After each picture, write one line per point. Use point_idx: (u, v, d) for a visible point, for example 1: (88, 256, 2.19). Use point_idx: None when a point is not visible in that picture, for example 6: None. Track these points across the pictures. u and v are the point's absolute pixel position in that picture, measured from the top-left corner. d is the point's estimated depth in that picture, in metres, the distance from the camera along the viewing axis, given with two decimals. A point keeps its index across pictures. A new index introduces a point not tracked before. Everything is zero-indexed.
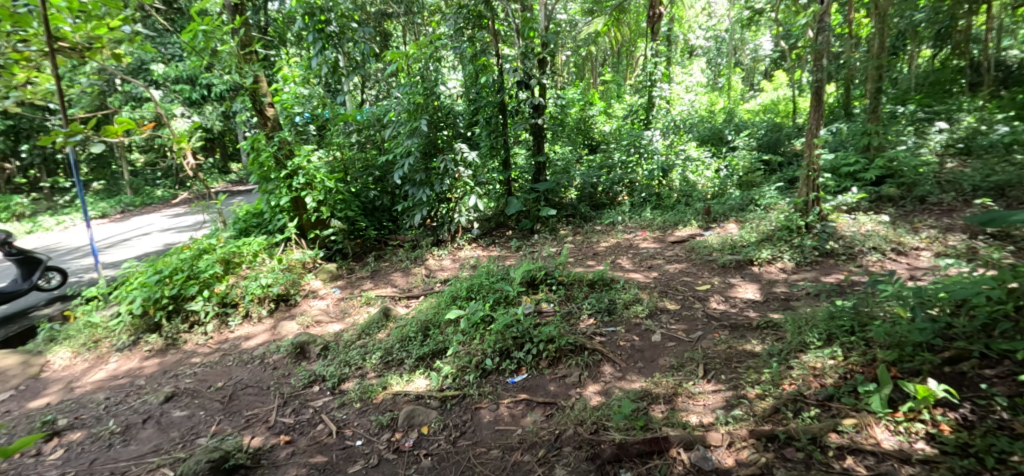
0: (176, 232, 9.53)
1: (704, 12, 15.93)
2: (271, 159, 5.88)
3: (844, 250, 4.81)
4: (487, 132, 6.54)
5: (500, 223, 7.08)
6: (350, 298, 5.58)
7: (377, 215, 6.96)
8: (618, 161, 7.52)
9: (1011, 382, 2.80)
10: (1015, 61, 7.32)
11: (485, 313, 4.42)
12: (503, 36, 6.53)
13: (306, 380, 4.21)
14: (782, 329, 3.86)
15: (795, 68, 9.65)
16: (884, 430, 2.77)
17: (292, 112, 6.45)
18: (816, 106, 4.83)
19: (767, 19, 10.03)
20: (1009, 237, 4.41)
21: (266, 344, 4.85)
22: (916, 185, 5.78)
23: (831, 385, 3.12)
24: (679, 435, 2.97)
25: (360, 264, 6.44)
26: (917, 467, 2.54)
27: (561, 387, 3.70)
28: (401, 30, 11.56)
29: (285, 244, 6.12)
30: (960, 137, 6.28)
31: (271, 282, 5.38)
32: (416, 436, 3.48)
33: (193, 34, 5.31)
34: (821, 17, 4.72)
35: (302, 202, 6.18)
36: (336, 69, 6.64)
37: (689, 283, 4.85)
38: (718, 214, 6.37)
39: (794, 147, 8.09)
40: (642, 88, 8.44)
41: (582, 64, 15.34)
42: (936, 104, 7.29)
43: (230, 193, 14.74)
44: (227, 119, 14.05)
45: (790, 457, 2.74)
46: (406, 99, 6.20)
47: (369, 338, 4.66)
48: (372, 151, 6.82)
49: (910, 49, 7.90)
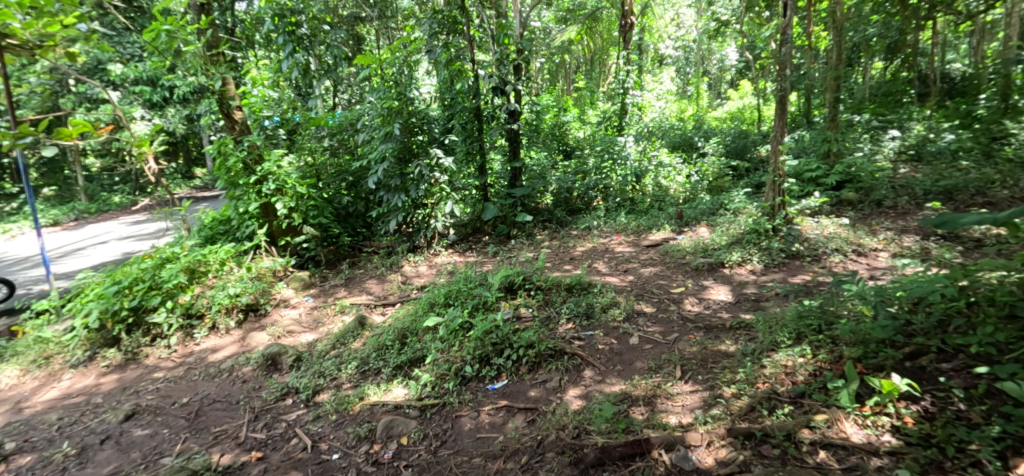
0: (136, 241, 9.06)
1: (672, 22, 16.56)
2: (239, 164, 5.67)
3: (809, 251, 4.97)
4: (463, 138, 6.46)
5: (476, 228, 6.98)
6: (323, 307, 5.38)
7: (350, 222, 6.75)
8: (593, 166, 7.56)
9: (965, 374, 3.01)
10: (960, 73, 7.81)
11: (464, 320, 4.38)
12: (478, 42, 6.50)
13: (278, 393, 4.10)
14: (753, 329, 4.02)
15: (760, 77, 10.04)
16: (853, 424, 2.93)
17: (260, 116, 6.18)
18: (781, 114, 4.92)
19: (733, 30, 10.39)
20: (958, 237, 4.67)
21: (234, 356, 4.64)
22: (874, 189, 6.06)
23: (802, 382, 3.28)
24: (660, 436, 3.04)
25: (333, 272, 6.24)
26: (885, 459, 2.70)
27: (541, 393, 3.73)
28: (375, 34, 11.42)
29: (253, 252, 5.85)
30: (911, 144, 6.72)
31: (239, 291, 5.15)
32: (395, 447, 3.45)
33: (155, 34, 5.08)
34: (784, 29, 4.76)
35: (272, 208, 5.94)
36: (307, 72, 6.33)
37: (663, 286, 4.94)
38: (691, 218, 6.52)
39: (760, 154, 8.39)
40: (614, 96, 8.69)
41: (556, 71, 15.61)
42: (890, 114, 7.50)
43: (194, 199, 14.16)
44: (189, 123, 13.50)
45: (766, 454, 2.85)
46: (380, 103, 6.05)
47: (343, 347, 4.55)
48: (346, 157, 6.61)
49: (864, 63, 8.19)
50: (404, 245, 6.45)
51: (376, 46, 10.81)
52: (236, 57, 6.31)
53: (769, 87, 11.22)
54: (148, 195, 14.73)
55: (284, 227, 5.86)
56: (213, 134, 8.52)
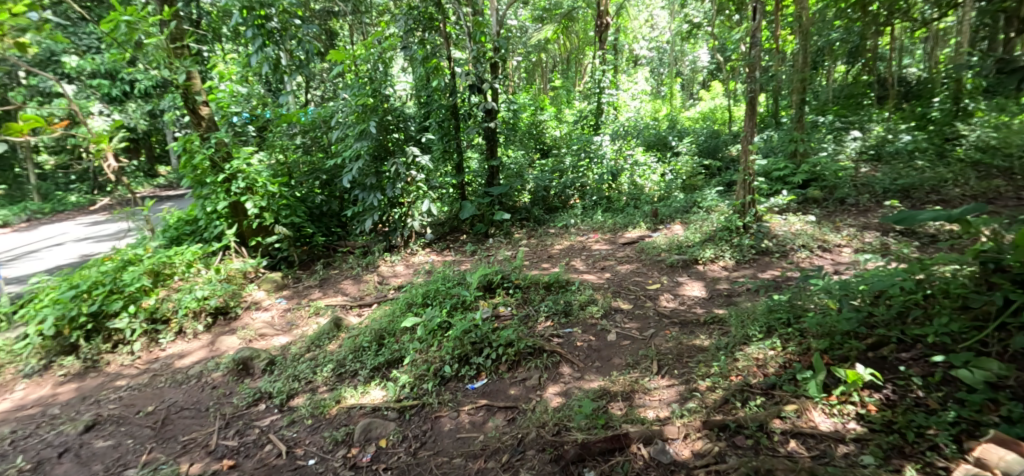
0: (95, 242, 8.59)
1: (646, 23, 16.82)
2: (206, 161, 5.49)
3: (777, 247, 5.15)
4: (439, 136, 6.46)
5: (453, 227, 6.95)
6: (296, 309, 5.24)
7: (324, 221, 6.59)
8: (570, 165, 7.61)
9: (922, 363, 3.17)
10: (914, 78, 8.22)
11: (442, 319, 4.35)
12: (455, 39, 6.42)
13: (250, 399, 3.97)
14: (726, 323, 4.13)
15: (730, 79, 10.31)
16: (821, 413, 3.06)
17: (228, 112, 5.91)
18: (751, 115, 5.05)
19: (705, 32, 10.64)
20: (914, 233, 4.91)
21: (203, 361, 4.47)
22: (837, 188, 6.26)
23: (773, 374, 3.41)
24: (638, 430, 3.10)
25: (307, 273, 6.09)
26: (850, 446, 2.82)
27: (520, 391, 3.74)
28: (349, 29, 11.18)
29: (222, 254, 5.67)
30: (871, 145, 6.95)
31: (208, 294, 4.98)
32: (374, 450, 3.39)
33: (114, 25, 4.88)
34: (753, 32, 4.89)
35: (242, 207, 5.74)
36: (278, 67, 6.11)
37: (640, 283, 5.03)
38: (665, 216, 6.64)
39: (731, 153, 8.61)
40: (590, 95, 8.76)
41: (533, 69, 15.62)
42: (851, 114, 7.83)
43: (158, 199, 13.53)
44: (152, 119, 12.90)
45: (740, 445, 2.95)
46: (354, 100, 5.86)
47: (319, 349, 4.44)
48: (319, 155, 6.47)
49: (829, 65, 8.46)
50: (381, 245, 6.36)
51: (349, 42, 10.51)
52: (201, 50, 6.02)
53: (740, 89, 11.52)
54: (107, 194, 14.00)
55: (255, 226, 5.69)
56: (179, 130, 8.17)
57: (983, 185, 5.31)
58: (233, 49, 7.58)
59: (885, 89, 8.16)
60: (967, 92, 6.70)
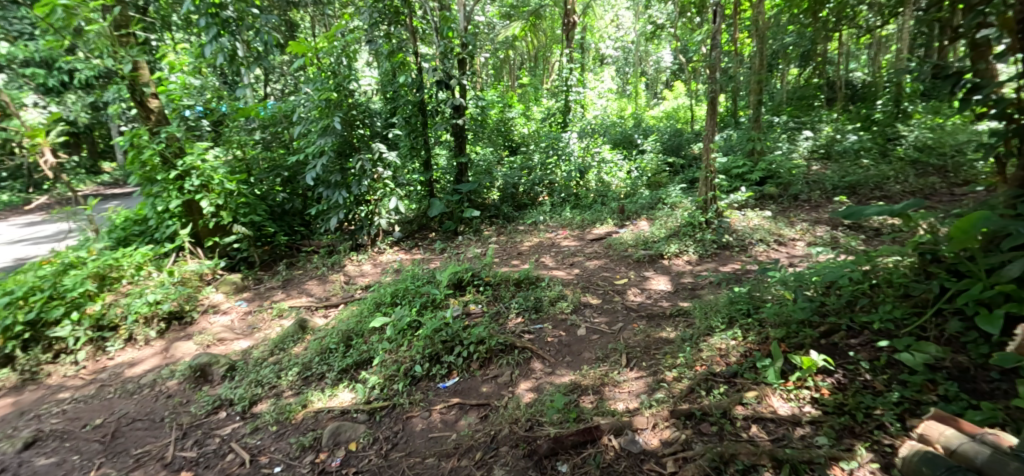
0: (33, 243, 7.96)
1: (611, 23, 17.09)
2: (156, 157, 5.20)
3: (737, 242, 5.37)
4: (407, 132, 6.30)
5: (422, 225, 6.85)
6: (258, 311, 5.01)
7: (286, 220, 6.37)
8: (538, 162, 7.66)
9: (870, 347, 3.36)
10: (857, 82, 8.97)
11: (412, 319, 4.28)
12: (422, 34, 6.37)
13: (210, 407, 3.79)
14: (690, 315, 4.28)
15: (691, 79, 10.63)
16: (779, 398, 3.20)
17: (179, 105, 5.71)
18: (712, 115, 5.23)
19: (668, 33, 10.93)
20: (860, 227, 5.24)
21: (156, 370, 4.21)
22: (792, 184, 6.58)
23: (735, 363, 3.55)
24: (609, 422, 3.17)
25: (269, 274, 5.85)
26: (806, 428, 2.97)
27: (492, 388, 3.73)
28: (312, 21, 10.82)
29: (176, 255, 5.44)
30: (821, 144, 7.37)
31: (160, 298, 4.71)
32: (343, 454, 3.31)
33: (49, 10, 4.57)
34: (714, 34, 5.06)
35: (197, 205, 5.53)
36: (234, 58, 5.83)
37: (608, 278, 5.12)
38: (632, 212, 6.77)
39: (694, 151, 8.80)
40: (557, 93, 8.68)
41: (500, 66, 15.60)
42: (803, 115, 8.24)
43: (103, 196, 12.67)
44: (95, 111, 12.07)
45: (705, 432, 3.06)
46: (317, 95, 5.73)
47: (283, 353, 4.29)
48: (280, 151, 6.20)
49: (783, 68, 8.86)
50: (347, 244, 6.18)
51: (310, 34, 10.05)
52: (150, 38, 5.68)
53: (702, 89, 11.87)
54: (45, 192, 13.01)
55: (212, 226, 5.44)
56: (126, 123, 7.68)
57: (921, 183, 5.71)
58: (185, 38, 7.16)
59: (834, 92, 8.80)
60: (905, 94, 7.46)
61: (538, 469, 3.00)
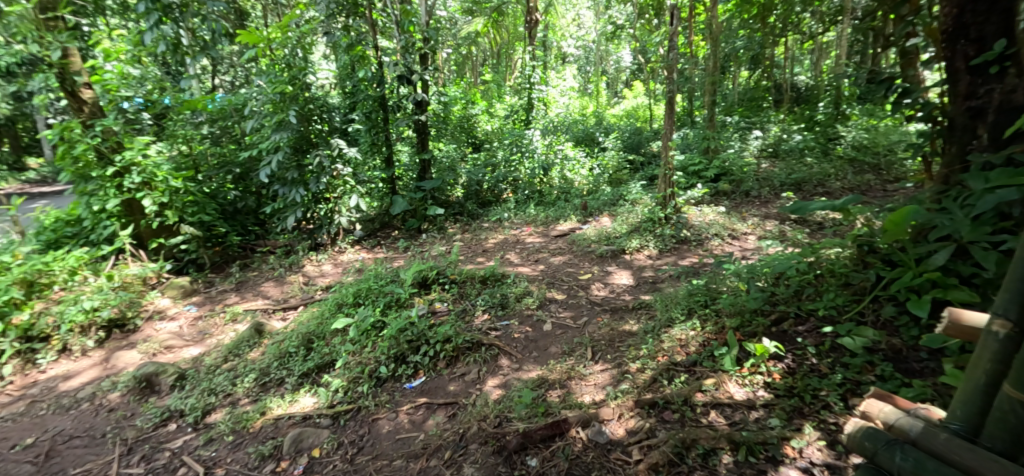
0: None
1: (573, 22, 17.30)
2: (90, 152, 4.88)
3: (694, 236, 5.57)
4: (367, 128, 6.15)
5: (385, 223, 6.69)
6: (210, 317, 4.73)
7: (239, 219, 6.09)
8: (502, 159, 7.66)
9: (815, 333, 3.57)
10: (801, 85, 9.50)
11: (376, 319, 4.18)
12: (381, 27, 6.20)
13: (158, 419, 3.54)
14: (652, 308, 4.42)
15: (650, 79, 10.92)
16: (735, 384, 3.36)
17: (116, 96, 5.28)
18: (669, 114, 5.40)
19: (627, 33, 11.20)
20: (806, 222, 5.57)
21: (95, 382, 3.95)
22: (743, 181, 6.89)
23: (694, 352, 3.70)
24: (577, 415, 3.22)
25: (221, 276, 5.54)
26: (760, 411, 3.13)
27: (460, 386, 3.70)
28: (266, 11, 10.35)
29: (116, 258, 5.12)
30: (770, 143, 7.71)
31: (99, 305, 4.38)
32: (306, 461, 3.19)
33: None
34: (671, 36, 5.23)
35: (137, 204, 5.21)
36: (178, 47, 5.50)
37: (572, 274, 5.20)
38: (594, 208, 6.88)
39: (653, 149, 9.04)
40: (519, 90, 8.51)
41: (463, 63, 15.49)
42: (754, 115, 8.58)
43: (32, 195, 11.68)
44: (19, 102, 11.08)
45: (668, 419, 3.17)
46: (270, 88, 5.48)
47: (238, 359, 4.08)
48: (230, 146, 6.01)
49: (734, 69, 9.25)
50: (306, 243, 5.97)
51: (263, 23, 9.51)
52: (82, 24, 5.36)
53: (660, 89, 12.19)
54: None
55: (155, 226, 5.13)
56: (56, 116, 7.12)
57: (858, 180, 6.22)
58: (121, 24, 6.64)
59: (781, 94, 9.29)
60: (844, 98, 8.01)
61: (508, 464, 3.00)
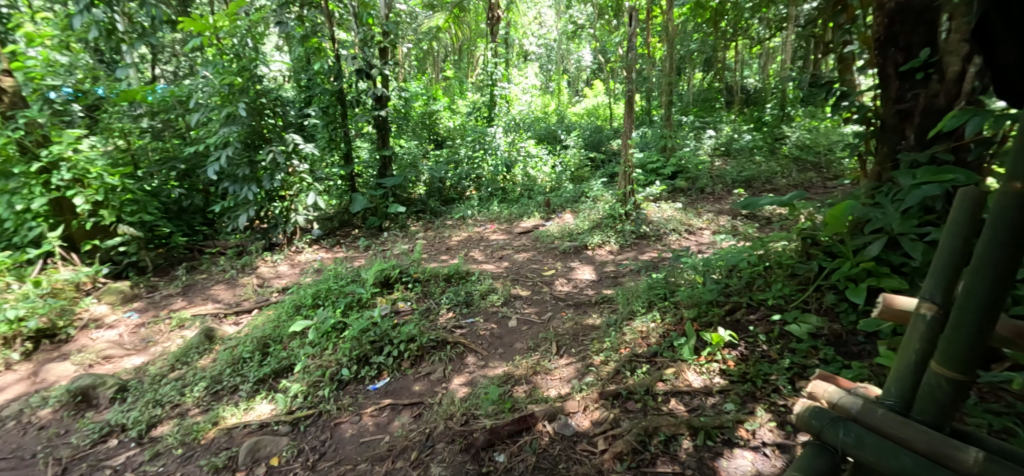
0: None
1: (533, 21, 17.42)
2: (10, 146, 4.52)
3: (653, 232, 5.73)
4: (324, 123, 5.95)
5: (343, 221, 6.51)
6: (154, 323, 4.42)
7: (184, 219, 5.79)
8: (465, 156, 7.61)
9: (765, 322, 3.74)
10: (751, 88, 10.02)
11: (337, 320, 4.03)
12: (339, 19, 6.00)
13: (96, 435, 3.26)
14: (614, 301, 4.50)
15: (609, 79, 11.15)
16: (693, 372, 3.47)
17: (42, 85, 4.98)
18: (629, 113, 5.53)
19: (586, 34, 11.39)
20: (756, 217, 5.84)
21: (21, 399, 3.62)
22: (698, 179, 7.16)
23: (654, 343, 3.80)
24: (543, 409, 3.23)
25: (165, 280, 5.23)
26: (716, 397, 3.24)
27: (425, 386, 3.62)
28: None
29: (43, 263, 4.70)
30: (721, 143, 8.07)
31: (24, 313, 4.01)
32: (264, 471, 3.02)
33: None
34: (630, 37, 5.36)
35: (67, 203, 4.87)
36: (112, 32, 5.16)
37: (536, 270, 5.23)
38: (557, 205, 6.93)
39: (613, 147, 9.30)
40: (483, 87, 8.47)
41: (424, 59, 15.27)
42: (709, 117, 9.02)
43: None
44: None
45: (632, 409, 3.23)
46: (217, 79, 5.20)
47: (186, 367, 3.83)
48: (174, 141, 5.61)
49: (688, 71, 9.59)
50: (260, 243, 5.75)
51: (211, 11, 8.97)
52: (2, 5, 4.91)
53: (619, 90, 12.45)
54: None
55: (88, 227, 4.82)
56: None
57: (802, 178, 6.61)
58: (47, 7, 6.08)
59: (734, 95, 9.80)
60: (789, 100, 8.52)
61: (476, 461, 2.95)
